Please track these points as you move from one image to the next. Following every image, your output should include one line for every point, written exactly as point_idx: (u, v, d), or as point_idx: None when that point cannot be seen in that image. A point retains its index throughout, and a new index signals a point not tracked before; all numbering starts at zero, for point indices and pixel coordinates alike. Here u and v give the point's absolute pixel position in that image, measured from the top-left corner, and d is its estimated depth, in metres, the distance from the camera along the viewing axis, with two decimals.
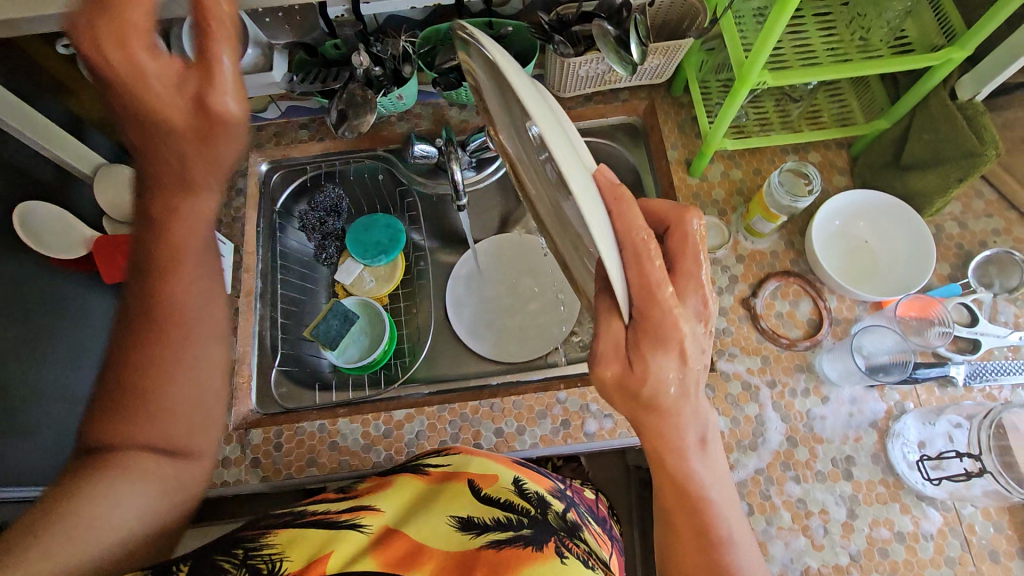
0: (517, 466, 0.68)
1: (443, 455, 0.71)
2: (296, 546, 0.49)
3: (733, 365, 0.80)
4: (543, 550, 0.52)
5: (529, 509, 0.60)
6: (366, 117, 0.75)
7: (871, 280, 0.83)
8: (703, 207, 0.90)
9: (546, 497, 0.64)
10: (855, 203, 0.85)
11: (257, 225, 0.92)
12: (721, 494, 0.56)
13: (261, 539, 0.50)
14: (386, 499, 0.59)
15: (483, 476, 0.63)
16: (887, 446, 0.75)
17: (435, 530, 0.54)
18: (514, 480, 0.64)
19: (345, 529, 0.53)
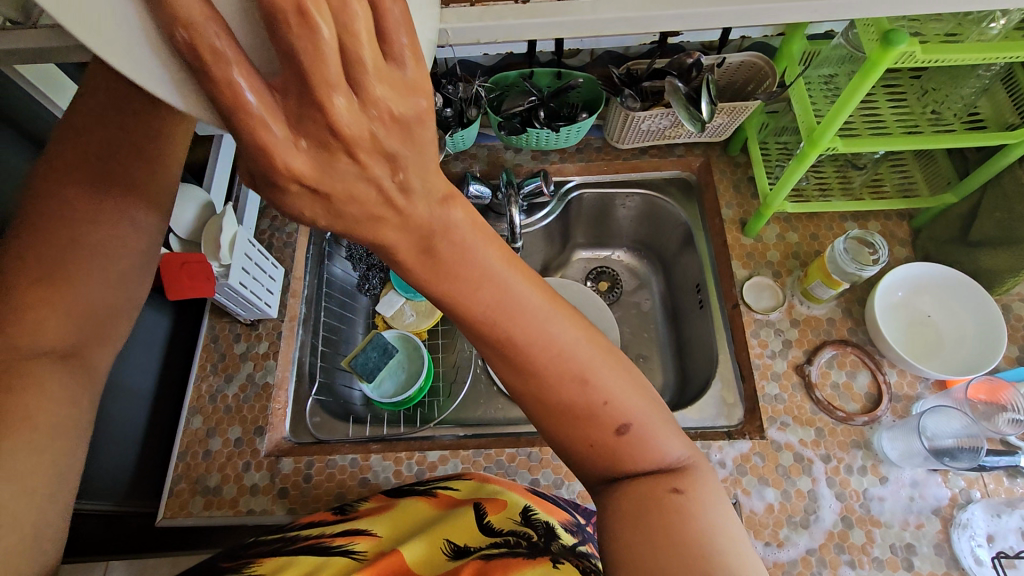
0: (531, 494, 0.65)
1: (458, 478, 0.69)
2: (285, 570, 0.51)
3: (785, 435, 0.77)
4: (533, 561, 0.52)
5: (531, 534, 0.57)
6: None
7: (935, 357, 0.80)
8: (757, 267, 0.88)
9: (558, 528, 0.59)
10: (916, 277, 0.83)
11: (307, 251, 0.93)
12: (489, 288, 0.37)
13: (243, 569, 0.51)
14: (384, 523, 0.60)
15: (493, 501, 0.61)
16: (952, 537, 0.70)
17: (425, 551, 0.55)
18: (523, 509, 0.60)
19: (336, 555, 0.54)
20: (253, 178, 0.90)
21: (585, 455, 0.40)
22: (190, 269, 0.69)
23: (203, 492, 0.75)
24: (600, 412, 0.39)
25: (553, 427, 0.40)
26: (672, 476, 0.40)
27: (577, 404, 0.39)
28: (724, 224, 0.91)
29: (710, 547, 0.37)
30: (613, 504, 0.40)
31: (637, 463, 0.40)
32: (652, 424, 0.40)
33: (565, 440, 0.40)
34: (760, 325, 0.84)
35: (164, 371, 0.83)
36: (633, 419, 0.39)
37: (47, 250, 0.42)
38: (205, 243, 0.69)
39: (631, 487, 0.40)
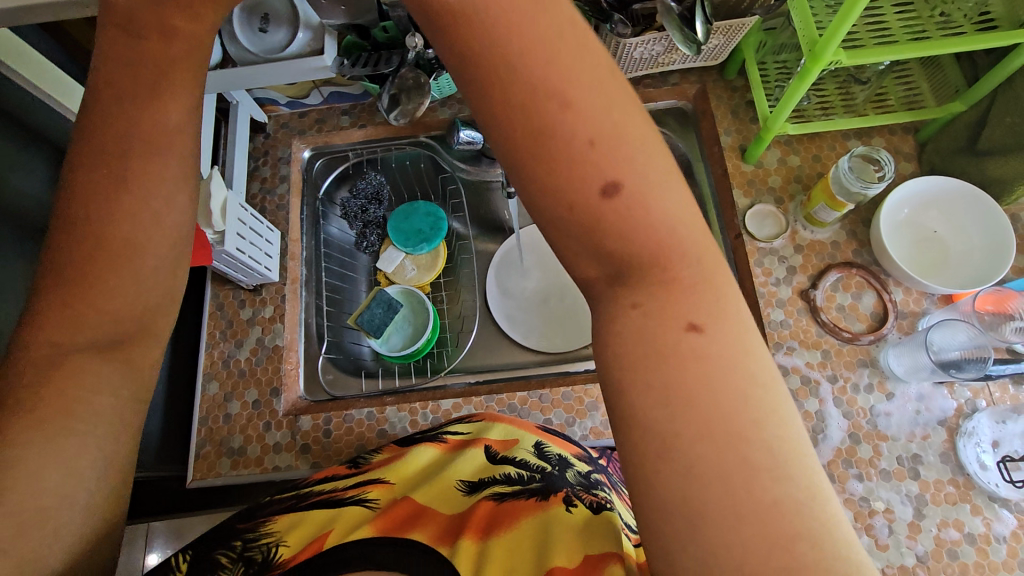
0: (543, 432, 0.67)
1: (466, 421, 0.69)
2: (296, 528, 0.51)
3: (792, 359, 0.78)
4: (549, 500, 0.53)
5: (547, 468, 0.58)
6: (419, 103, 0.75)
7: (942, 273, 0.79)
8: (758, 194, 0.87)
9: (571, 458, 0.61)
10: (923, 192, 0.81)
11: (301, 212, 0.92)
12: None
13: (261, 528, 0.51)
14: (396, 469, 0.59)
15: (502, 440, 0.63)
16: (957, 445, 0.72)
17: (437, 494, 0.55)
18: (534, 443, 0.62)
19: (349, 505, 0.53)
20: (237, 142, 0.88)
21: (570, 228, 0.34)
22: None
23: (229, 453, 0.77)
24: (584, 162, 0.33)
25: (531, 171, 0.34)
26: (692, 309, 0.33)
27: (558, 134, 0.33)
28: (723, 152, 0.89)
29: (755, 434, 0.30)
30: (622, 348, 0.33)
31: (635, 256, 0.33)
32: (655, 193, 0.33)
33: (540, 200, 0.34)
34: (763, 253, 0.83)
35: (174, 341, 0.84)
36: (628, 183, 0.33)
37: (76, 249, 0.41)
38: (199, 209, 0.68)
39: (638, 318, 0.33)
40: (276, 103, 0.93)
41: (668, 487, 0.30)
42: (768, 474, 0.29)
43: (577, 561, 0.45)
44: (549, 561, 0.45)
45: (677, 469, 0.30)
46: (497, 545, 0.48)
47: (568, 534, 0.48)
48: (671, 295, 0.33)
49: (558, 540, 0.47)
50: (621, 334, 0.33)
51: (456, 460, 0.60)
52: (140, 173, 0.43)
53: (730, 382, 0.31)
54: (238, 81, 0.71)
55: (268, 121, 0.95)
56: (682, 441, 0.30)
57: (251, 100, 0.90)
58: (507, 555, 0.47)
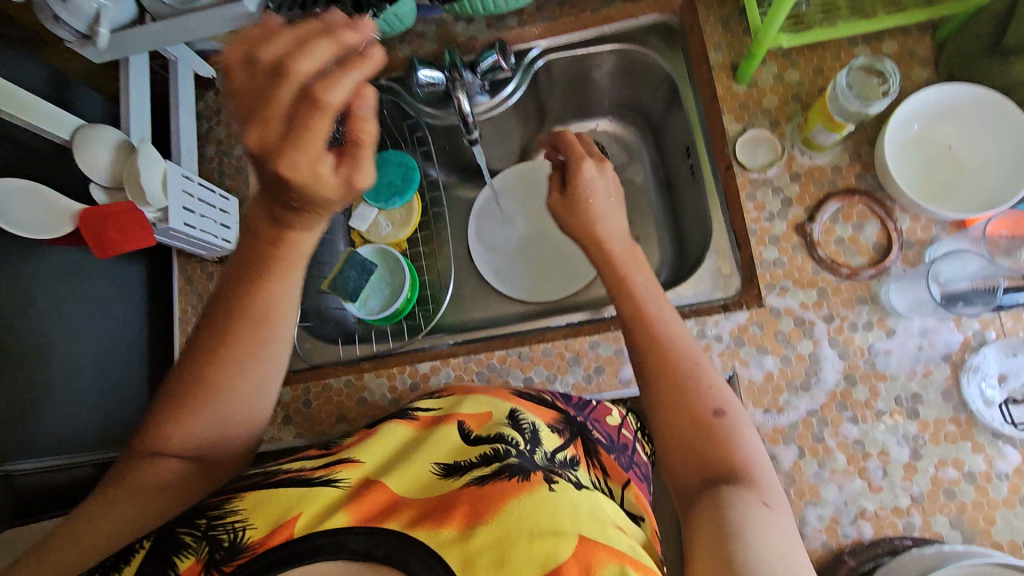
0: (517, 400, 0.65)
1: (435, 398, 0.68)
2: (263, 508, 0.47)
3: (785, 300, 0.73)
4: (531, 480, 0.50)
5: (518, 442, 0.56)
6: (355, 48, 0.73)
7: (952, 198, 0.72)
8: (752, 118, 0.78)
9: (543, 431, 0.59)
10: (940, 104, 0.71)
11: (261, 175, 0.86)
12: (643, 289, 0.64)
13: (226, 506, 0.48)
14: (370, 451, 0.57)
15: (473, 416, 0.61)
16: (961, 382, 0.68)
17: (412, 479, 0.52)
18: (509, 412, 0.60)
19: (318, 486, 0.50)
20: (182, 102, 0.79)
21: (684, 426, 0.53)
22: (119, 222, 0.58)
23: None
24: (705, 391, 0.55)
25: (664, 391, 0.55)
26: (765, 491, 0.48)
27: (672, 361, 0.57)
28: (713, 72, 0.80)
29: (765, 525, 0.44)
30: (689, 465, 0.51)
31: (727, 451, 0.51)
32: (740, 430, 0.53)
33: (676, 410, 0.54)
34: (756, 185, 0.76)
35: (148, 320, 0.84)
36: (729, 413, 0.53)
37: (199, 377, 0.55)
38: (128, 188, 0.61)
39: (716, 473, 0.49)
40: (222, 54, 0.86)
41: (697, 520, 0.46)
42: (769, 536, 0.43)
43: (592, 545, 0.45)
44: (562, 548, 0.44)
45: (707, 518, 0.45)
46: (486, 529, 0.45)
47: (574, 513, 0.47)
48: (737, 461, 0.50)
49: (570, 520, 0.47)
50: (692, 469, 0.51)
51: (428, 438, 0.58)
52: (237, 335, 0.55)
53: (754, 496, 0.46)
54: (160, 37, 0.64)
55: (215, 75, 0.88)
56: (719, 505, 0.45)
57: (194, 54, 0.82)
58: (497, 539, 0.45)
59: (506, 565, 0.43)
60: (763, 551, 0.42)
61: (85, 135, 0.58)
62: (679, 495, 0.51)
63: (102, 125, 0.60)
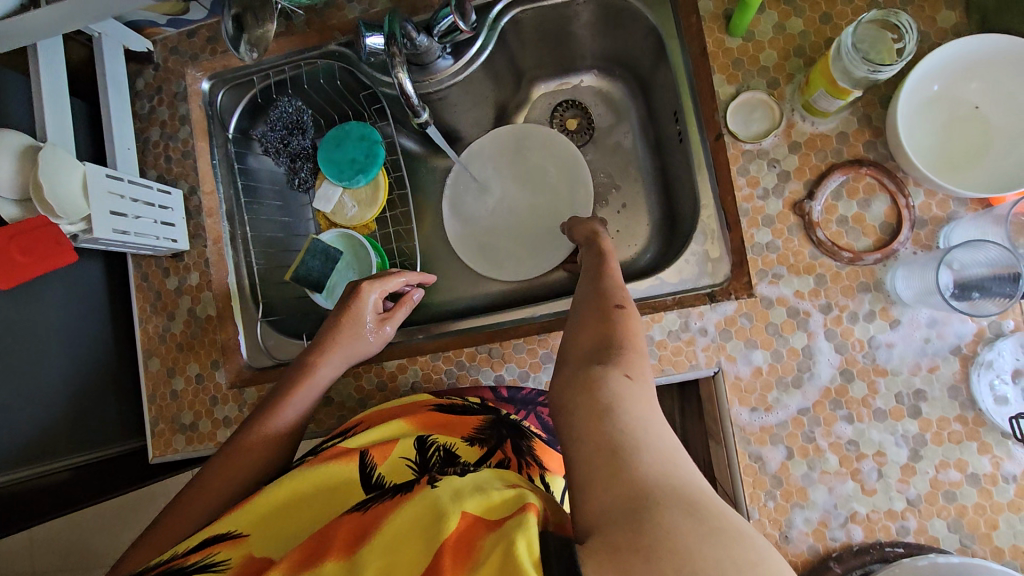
0: (432, 416, 0.60)
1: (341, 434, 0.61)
2: None
3: (778, 288, 0.66)
4: (413, 489, 0.43)
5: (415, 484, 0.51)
6: (269, 24, 0.63)
7: (975, 166, 0.64)
8: (747, 79, 0.69)
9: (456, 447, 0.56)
10: (963, 58, 0.62)
11: (212, 159, 0.80)
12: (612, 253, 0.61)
13: None
14: (247, 509, 0.48)
15: (378, 446, 0.55)
16: (971, 377, 0.62)
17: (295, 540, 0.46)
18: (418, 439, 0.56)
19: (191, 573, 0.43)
20: (110, 82, 0.74)
21: (584, 322, 0.50)
22: (27, 241, 0.58)
23: (180, 430, 0.76)
24: (609, 295, 0.52)
25: (581, 302, 0.53)
26: (634, 373, 0.42)
27: (604, 280, 0.55)
28: (703, 24, 0.70)
29: (619, 410, 0.38)
30: (570, 351, 0.47)
31: (613, 335, 0.47)
32: (637, 326, 0.48)
33: (587, 311, 0.51)
34: (750, 157, 0.68)
35: (109, 319, 0.80)
36: (625, 308, 0.50)
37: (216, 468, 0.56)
38: (36, 199, 0.56)
39: (591, 352, 0.45)
40: (156, 24, 0.78)
41: (558, 408, 0.41)
42: (620, 419, 0.37)
43: (479, 524, 0.35)
44: (443, 532, 0.35)
45: (566, 400, 0.41)
46: (371, 549, 0.38)
47: (457, 494, 0.38)
48: (619, 342, 0.46)
49: (453, 501, 0.38)
50: (570, 353, 0.47)
51: (321, 474, 0.52)
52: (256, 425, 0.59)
53: (621, 375, 0.41)
54: (54, 21, 0.57)
55: (155, 48, 0.81)
56: (578, 384, 0.41)
57: (126, 27, 0.76)
58: (386, 553, 0.37)
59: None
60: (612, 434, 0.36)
61: None
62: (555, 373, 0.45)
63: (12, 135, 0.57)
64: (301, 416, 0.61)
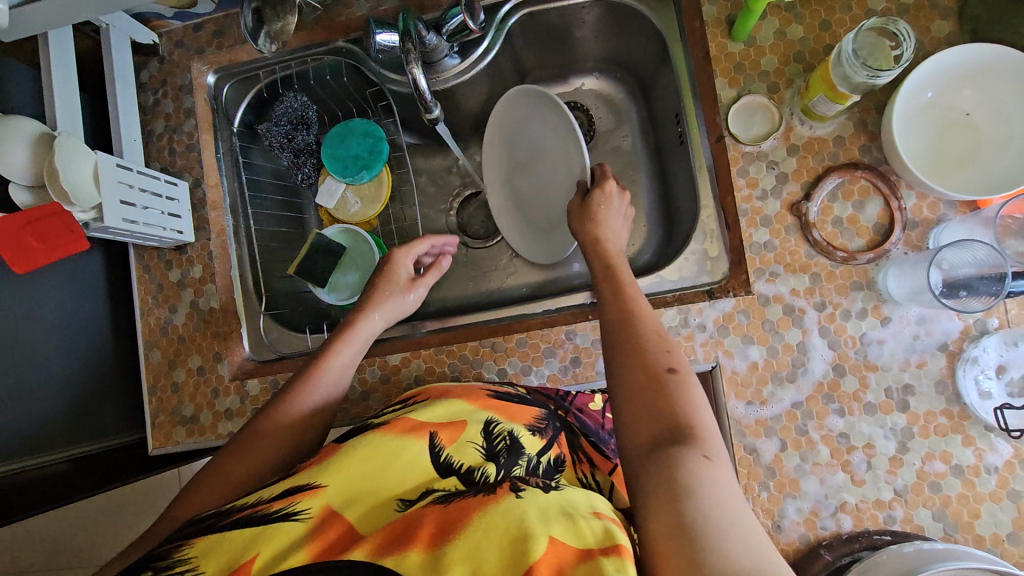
0: (492, 401, 0.59)
1: (400, 406, 0.60)
2: (211, 557, 0.40)
3: (774, 286, 0.68)
4: (497, 490, 0.43)
5: (489, 471, 0.49)
6: (289, 19, 0.63)
7: (965, 170, 0.66)
8: (747, 83, 0.71)
9: (521, 435, 0.55)
10: (956, 66, 0.64)
11: (217, 153, 0.80)
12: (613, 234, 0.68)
13: (174, 554, 0.40)
14: (335, 467, 0.47)
15: (449, 426, 0.54)
16: (957, 372, 0.64)
17: (378, 508, 0.46)
18: (485, 425, 0.55)
19: (278, 519, 0.42)
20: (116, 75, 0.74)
21: (636, 386, 0.49)
22: (42, 228, 0.57)
23: (183, 421, 0.77)
24: (657, 351, 0.51)
25: (625, 354, 0.52)
26: (706, 448, 0.42)
27: (643, 328, 0.53)
28: (706, 29, 0.72)
29: (700, 500, 0.38)
30: (630, 427, 0.47)
31: (674, 404, 0.46)
32: (696, 386, 0.48)
33: (636, 368, 0.50)
34: (749, 159, 0.70)
35: (110, 311, 0.80)
36: (679, 368, 0.49)
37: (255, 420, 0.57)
38: (51, 186, 0.57)
39: (655, 429, 0.45)
40: (162, 17, 0.78)
41: (637, 501, 0.42)
42: (705, 514, 0.38)
43: (571, 554, 0.37)
44: (536, 552, 0.36)
45: (643, 490, 0.42)
46: (457, 547, 0.38)
47: (546, 517, 0.40)
48: (679, 412, 0.45)
49: (542, 523, 0.39)
50: (630, 429, 0.47)
51: (399, 448, 0.50)
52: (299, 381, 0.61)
53: (694, 457, 0.41)
54: (62, 11, 0.57)
55: (160, 41, 0.81)
56: (652, 477, 0.41)
57: (132, 20, 0.76)
58: (470, 555, 0.37)
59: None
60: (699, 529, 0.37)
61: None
62: (624, 457, 0.46)
63: (24, 121, 0.58)
64: (336, 384, 0.63)
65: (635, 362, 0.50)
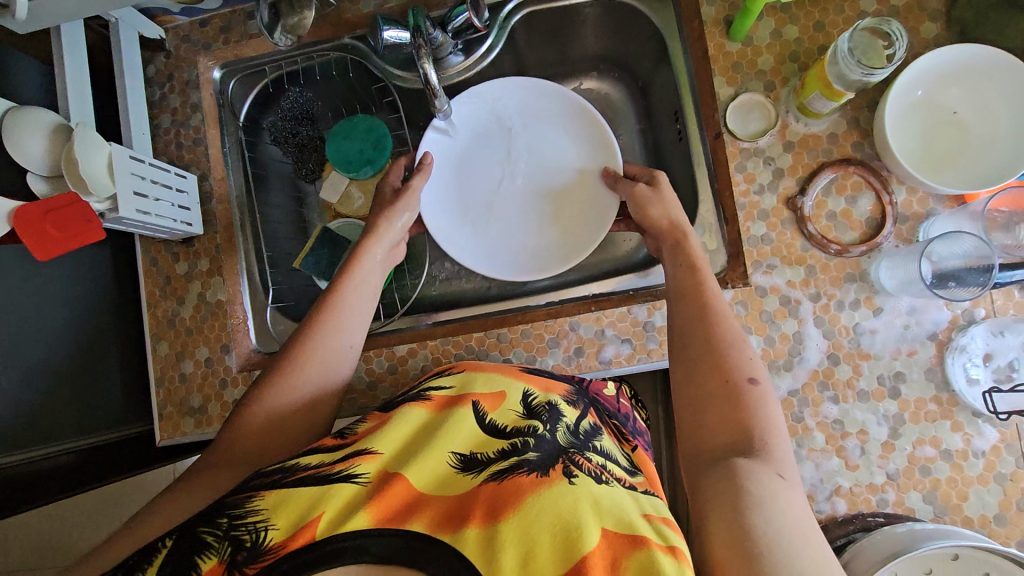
0: (524, 374, 0.63)
1: (444, 375, 0.63)
2: (283, 509, 0.41)
3: (771, 278, 0.70)
4: (549, 473, 0.46)
5: (538, 427, 0.53)
6: (303, 14, 0.68)
7: (952, 166, 0.69)
8: (744, 81, 0.73)
9: (561, 405, 0.58)
10: (945, 66, 0.67)
11: (223, 146, 0.81)
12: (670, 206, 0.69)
13: (247, 503, 0.42)
14: (386, 436, 0.51)
15: (490, 395, 0.57)
16: (946, 361, 0.67)
17: (434, 465, 0.49)
18: (523, 398, 0.58)
19: (340, 481, 0.44)
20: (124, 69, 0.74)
21: (716, 392, 0.50)
22: (61, 217, 0.58)
23: (190, 413, 0.78)
24: (739, 360, 0.52)
25: (702, 358, 0.53)
26: (785, 470, 0.44)
27: (723, 333, 0.55)
28: (705, 28, 0.74)
29: (778, 516, 0.40)
30: (707, 433, 0.49)
31: (754, 418, 0.48)
32: (772, 405, 0.50)
33: (715, 375, 0.52)
34: (747, 155, 0.72)
35: (117, 304, 0.81)
36: (760, 383, 0.51)
37: (282, 366, 0.60)
38: (68, 177, 0.59)
39: (734, 440, 0.47)
40: (169, 12, 0.79)
41: (706, 503, 0.44)
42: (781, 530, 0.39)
43: (620, 542, 0.41)
44: (590, 542, 0.40)
45: (714, 494, 0.43)
46: (510, 523, 0.42)
47: (597, 507, 0.43)
48: (758, 429, 0.47)
49: (593, 514, 0.43)
50: (706, 435, 0.49)
51: (450, 418, 0.54)
52: (316, 324, 0.62)
53: (772, 475, 0.43)
54: (78, 5, 0.58)
55: (166, 36, 0.82)
56: (726, 484, 0.43)
57: (139, 15, 0.76)
58: (521, 541, 0.41)
59: (530, 560, 0.40)
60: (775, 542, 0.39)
61: (18, 117, 0.57)
62: (693, 461, 0.48)
63: (43, 113, 0.59)
64: (358, 331, 0.65)
65: (714, 368, 0.52)
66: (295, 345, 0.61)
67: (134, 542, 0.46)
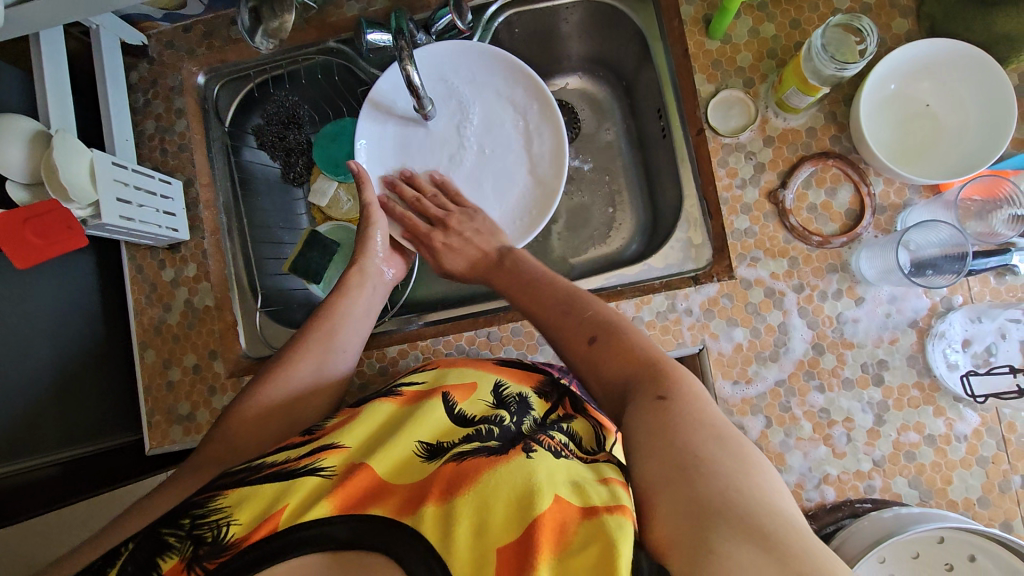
0: (498, 367, 0.63)
1: (420, 371, 0.63)
2: (247, 504, 0.42)
3: (756, 271, 0.72)
4: (508, 452, 0.47)
5: (504, 417, 0.54)
6: (285, 17, 0.67)
7: (923, 158, 0.71)
8: (725, 78, 0.75)
9: (531, 398, 0.58)
10: (917, 60, 0.69)
11: (207, 150, 0.81)
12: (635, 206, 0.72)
13: (209, 503, 0.43)
14: (352, 430, 0.51)
15: (459, 387, 0.58)
16: (927, 347, 0.68)
17: (400, 456, 0.49)
18: (494, 388, 0.58)
19: (305, 474, 0.45)
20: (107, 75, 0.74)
21: (586, 360, 0.54)
22: (41, 225, 0.57)
23: (178, 420, 0.77)
24: (585, 322, 0.56)
25: (562, 336, 0.58)
26: (660, 389, 0.46)
27: (575, 302, 0.59)
28: (684, 27, 0.76)
29: (676, 439, 0.41)
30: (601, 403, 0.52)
31: (617, 368, 0.51)
32: (620, 340, 0.53)
33: (577, 343, 0.55)
34: (729, 150, 0.73)
35: (102, 311, 0.80)
36: (601, 331, 0.54)
37: (274, 366, 0.60)
38: (49, 185, 0.58)
39: (617, 397, 0.49)
40: (151, 18, 0.79)
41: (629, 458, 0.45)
42: (682, 451, 0.40)
43: (575, 513, 0.41)
44: (542, 511, 0.40)
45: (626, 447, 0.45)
46: (466, 499, 0.42)
47: (553, 480, 0.43)
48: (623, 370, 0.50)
49: (549, 484, 0.43)
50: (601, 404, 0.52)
51: (416, 410, 0.54)
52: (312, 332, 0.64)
53: (651, 404, 0.45)
54: (59, 12, 0.58)
55: (149, 42, 0.82)
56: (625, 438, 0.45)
57: (121, 21, 0.76)
58: (478, 515, 0.41)
59: (484, 535, 0.40)
60: (681, 464, 0.40)
61: None
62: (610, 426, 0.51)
63: (22, 121, 0.59)
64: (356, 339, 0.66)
65: (571, 338, 0.56)
66: (287, 348, 0.62)
67: (118, 535, 0.46)
